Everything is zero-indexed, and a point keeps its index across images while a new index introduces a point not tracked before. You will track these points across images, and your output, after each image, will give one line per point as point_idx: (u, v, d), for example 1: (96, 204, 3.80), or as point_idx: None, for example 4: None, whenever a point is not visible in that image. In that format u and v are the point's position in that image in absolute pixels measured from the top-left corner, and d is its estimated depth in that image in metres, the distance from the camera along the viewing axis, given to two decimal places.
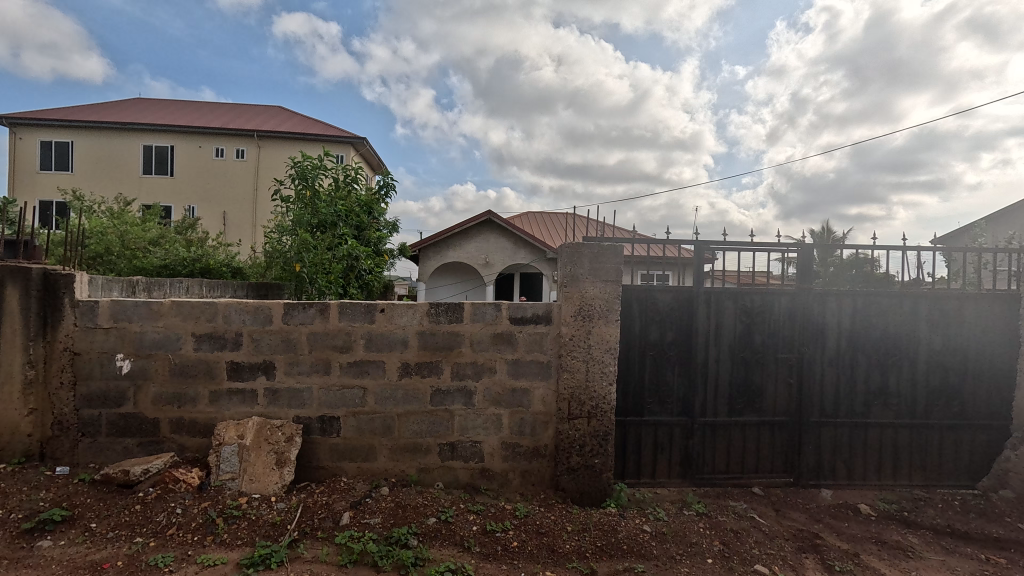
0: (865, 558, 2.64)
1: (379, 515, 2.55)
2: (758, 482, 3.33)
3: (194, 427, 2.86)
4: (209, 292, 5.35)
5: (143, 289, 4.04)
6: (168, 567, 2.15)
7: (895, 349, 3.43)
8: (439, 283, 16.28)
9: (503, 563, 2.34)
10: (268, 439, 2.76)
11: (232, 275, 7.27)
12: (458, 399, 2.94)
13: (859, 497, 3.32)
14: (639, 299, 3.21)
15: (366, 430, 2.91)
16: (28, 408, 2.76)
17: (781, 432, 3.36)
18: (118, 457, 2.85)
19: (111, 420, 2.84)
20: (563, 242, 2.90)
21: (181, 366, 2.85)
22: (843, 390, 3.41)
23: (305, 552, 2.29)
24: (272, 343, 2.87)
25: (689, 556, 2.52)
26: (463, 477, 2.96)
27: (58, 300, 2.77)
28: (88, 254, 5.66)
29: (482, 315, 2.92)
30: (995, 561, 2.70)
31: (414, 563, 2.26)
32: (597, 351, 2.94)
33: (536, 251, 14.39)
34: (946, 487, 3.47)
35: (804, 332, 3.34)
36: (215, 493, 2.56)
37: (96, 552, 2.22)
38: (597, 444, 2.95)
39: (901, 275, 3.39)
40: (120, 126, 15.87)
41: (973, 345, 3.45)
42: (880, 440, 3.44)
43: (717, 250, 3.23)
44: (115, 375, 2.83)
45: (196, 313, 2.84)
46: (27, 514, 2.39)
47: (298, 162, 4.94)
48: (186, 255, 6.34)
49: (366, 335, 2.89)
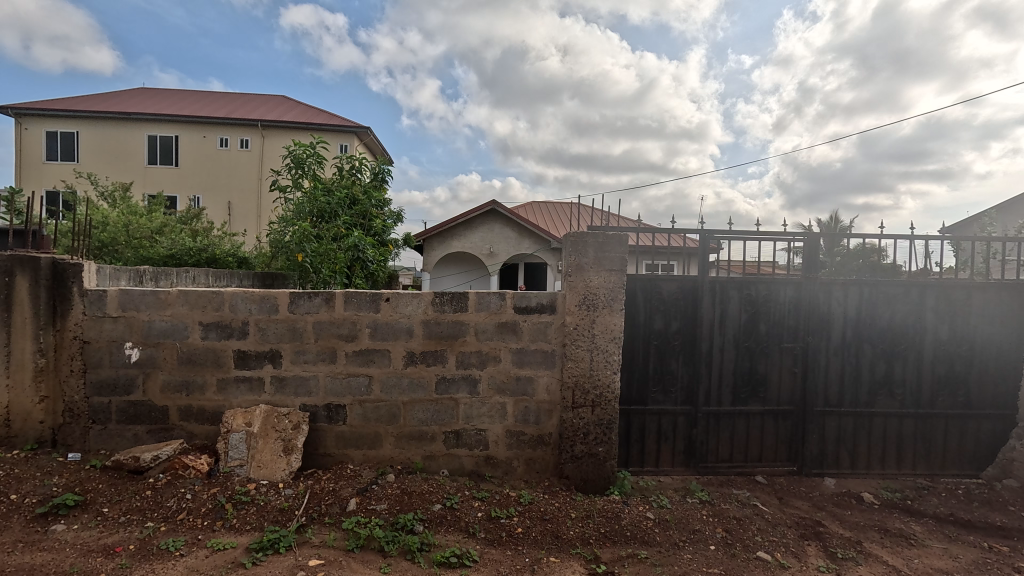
0: (868, 545, 2.66)
1: (385, 502, 2.58)
2: (761, 471, 3.34)
3: (203, 415, 2.90)
4: (215, 282, 5.39)
5: (150, 279, 4.08)
6: (179, 551, 2.19)
7: (901, 338, 3.41)
8: (438, 280, 16.15)
9: (508, 548, 2.38)
10: (275, 427, 2.80)
11: (239, 265, 7.35)
12: (463, 387, 2.96)
13: (862, 487, 3.33)
14: (644, 288, 3.21)
15: (371, 417, 2.94)
16: (39, 395, 2.81)
17: (785, 421, 3.36)
18: (129, 444, 2.89)
19: (121, 408, 2.87)
20: (568, 232, 2.88)
21: (189, 355, 2.88)
22: (847, 380, 3.41)
23: (313, 537, 2.33)
24: (278, 332, 2.89)
25: (692, 543, 2.54)
26: (468, 464, 3.00)
27: (67, 289, 2.80)
28: (95, 244, 5.75)
29: (486, 304, 2.94)
30: (998, 550, 2.70)
31: (420, 549, 2.29)
32: (601, 341, 2.94)
33: (541, 242, 14.44)
34: (950, 477, 3.47)
35: (809, 321, 3.33)
36: (225, 480, 2.60)
37: (108, 536, 2.26)
38: (602, 432, 2.96)
39: (908, 265, 3.36)
40: (123, 116, 15.88)
41: (980, 335, 3.43)
42: (884, 429, 3.44)
43: (723, 240, 3.22)
44: (124, 363, 2.86)
45: (203, 302, 2.86)
46: (41, 498, 2.43)
47: (292, 150, 4.81)
48: (192, 245, 6.40)
49: (372, 324, 2.91)
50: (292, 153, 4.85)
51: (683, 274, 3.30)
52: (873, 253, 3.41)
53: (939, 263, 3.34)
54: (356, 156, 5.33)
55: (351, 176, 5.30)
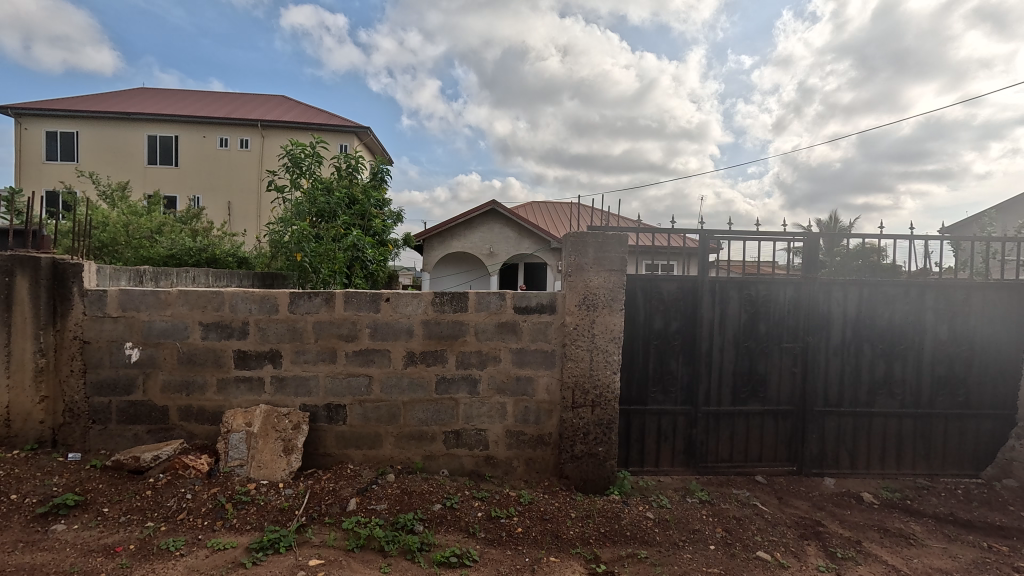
0: (867, 545, 2.66)
1: (385, 501, 2.58)
2: (761, 471, 3.35)
3: (203, 415, 2.90)
4: (215, 282, 5.39)
5: (150, 279, 4.08)
6: (179, 551, 2.19)
7: (901, 338, 3.42)
8: (438, 279, 16.15)
9: (508, 548, 2.38)
10: (275, 427, 2.80)
11: (239, 265, 7.35)
12: (463, 387, 2.96)
13: (862, 486, 3.33)
14: (644, 288, 3.21)
15: (371, 417, 2.94)
16: (40, 395, 2.81)
17: (785, 421, 3.37)
18: (129, 444, 2.89)
19: (121, 408, 2.87)
20: (568, 232, 2.89)
21: (189, 355, 2.88)
22: (847, 380, 3.41)
23: (313, 537, 2.34)
24: (278, 332, 2.89)
25: (692, 543, 2.54)
26: (468, 464, 3.00)
27: (67, 289, 2.80)
28: (95, 244, 5.75)
29: (486, 304, 2.94)
30: (997, 549, 2.71)
31: (420, 548, 2.30)
32: (601, 341, 2.94)
33: (541, 242, 14.45)
34: (949, 477, 3.47)
35: (809, 321, 3.33)
36: (225, 480, 2.61)
37: (109, 536, 2.27)
38: (602, 432, 2.97)
39: (908, 265, 3.36)
40: (123, 116, 15.87)
41: (980, 335, 3.43)
42: (884, 429, 3.44)
43: (722, 240, 3.22)
44: (124, 363, 2.86)
45: (203, 302, 2.86)
46: (41, 498, 2.43)
47: (290, 150, 4.79)
48: (192, 245, 6.40)
49: (372, 324, 2.91)
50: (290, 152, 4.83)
51: (682, 274, 3.30)
52: (873, 254, 3.40)
53: (938, 263, 3.34)
54: (354, 155, 5.31)
55: (349, 175, 5.28)
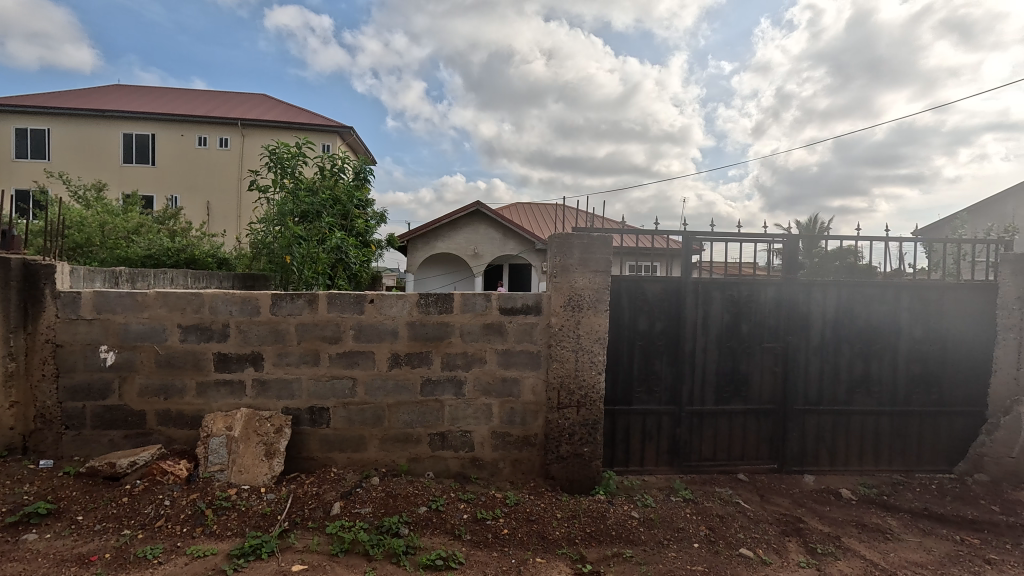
0: (846, 540, 2.72)
1: (370, 505, 2.56)
2: (743, 468, 3.40)
3: (182, 419, 2.84)
4: (193, 284, 5.27)
5: (126, 280, 3.96)
6: (157, 559, 2.13)
7: (878, 337, 3.50)
8: (422, 279, 16.23)
9: (494, 550, 2.37)
10: (257, 430, 2.76)
11: (219, 266, 7.19)
12: (448, 389, 2.95)
13: (841, 482, 3.41)
14: (629, 289, 3.24)
15: (356, 420, 2.91)
16: (10, 401, 2.71)
17: (767, 419, 3.43)
18: (104, 449, 2.81)
19: (96, 412, 2.80)
20: (553, 233, 2.90)
21: (168, 358, 2.82)
22: (826, 379, 3.49)
23: (296, 542, 2.30)
24: (260, 334, 2.84)
25: (676, 541, 2.57)
26: (453, 466, 2.98)
27: (39, 291, 2.72)
28: (67, 244, 5.60)
29: (472, 305, 2.93)
30: (969, 541, 2.79)
31: (405, 552, 2.28)
32: (586, 342, 2.96)
33: (525, 242, 14.51)
34: (924, 472, 3.58)
35: (789, 321, 3.40)
36: (204, 485, 2.54)
37: (83, 545, 2.20)
38: (587, 433, 2.98)
39: (883, 267, 3.45)
40: (98, 113, 15.47)
41: (952, 334, 3.54)
42: (862, 427, 3.52)
43: (705, 241, 3.25)
44: (99, 367, 2.78)
45: (182, 304, 2.80)
46: (11, 507, 2.35)
47: (275, 149, 4.69)
48: (169, 245, 6.24)
49: (356, 326, 2.88)
50: (275, 151, 4.74)
51: (666, 275, 3.35)
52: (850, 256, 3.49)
53: (913, 265, 3.44)
54: (339, 154, 5.26)
55: (334, 175, 5.23)
